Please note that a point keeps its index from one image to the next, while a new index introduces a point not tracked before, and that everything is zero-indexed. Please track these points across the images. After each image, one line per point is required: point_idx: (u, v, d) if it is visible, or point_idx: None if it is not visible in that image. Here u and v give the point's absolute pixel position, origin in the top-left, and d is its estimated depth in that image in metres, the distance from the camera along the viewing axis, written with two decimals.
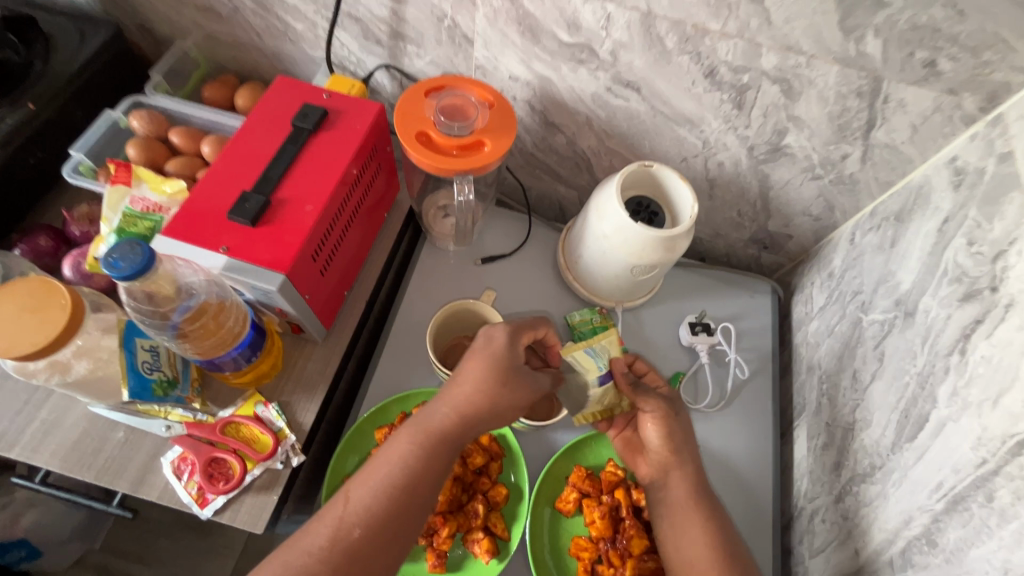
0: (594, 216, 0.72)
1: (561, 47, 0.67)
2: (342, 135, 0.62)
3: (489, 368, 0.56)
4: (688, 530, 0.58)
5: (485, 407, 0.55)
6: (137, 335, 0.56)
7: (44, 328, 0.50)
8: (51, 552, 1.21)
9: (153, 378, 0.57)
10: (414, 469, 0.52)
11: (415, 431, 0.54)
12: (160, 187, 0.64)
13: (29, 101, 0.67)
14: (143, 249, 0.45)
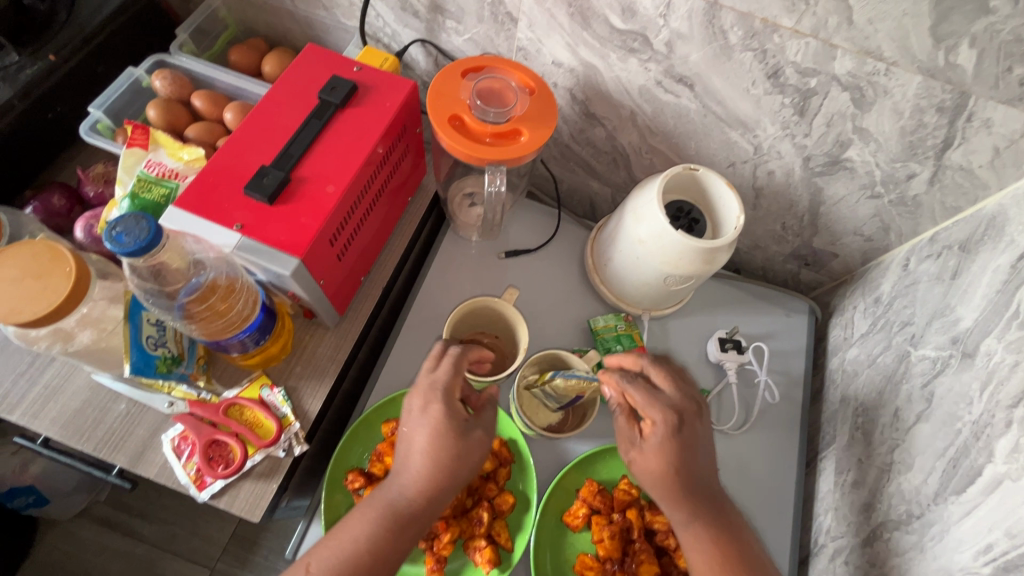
0: (629, 218, 0.67)
1: (612, 33, 0.62)
2: (371, 112, 0.58)
3: (435, 442, 0.52)
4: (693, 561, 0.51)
5: (447, 480, 0.52)
6: (140, 308, 0.53)
7: (46, 296, 0.47)
8: (57, 501, 1.28)
9: (157, 355, 0.54)
10: (377, 550, 0.49)
11: (379, 510, 0.51)
12: (178, 154, 0.61)
13: (52, 53, 0.65)
14: (149, 224, 0.42)
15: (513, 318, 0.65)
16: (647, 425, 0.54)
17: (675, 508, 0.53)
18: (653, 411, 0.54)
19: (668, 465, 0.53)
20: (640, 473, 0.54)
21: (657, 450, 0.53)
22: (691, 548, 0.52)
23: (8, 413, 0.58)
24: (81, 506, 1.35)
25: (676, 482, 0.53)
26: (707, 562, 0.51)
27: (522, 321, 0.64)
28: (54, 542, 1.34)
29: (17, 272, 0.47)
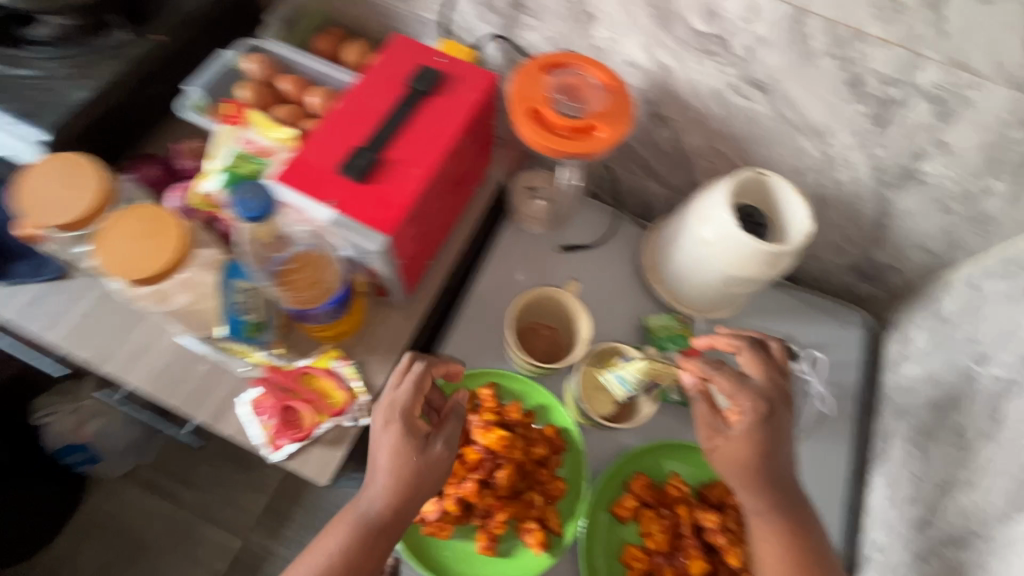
0: (694, 219, 0.68)
1: (692, 35, 0.63)
2: (455, 100, 0.60)
3: (398, 461, 0.53)
4: (764, 545, 0.54)
5: (413, 495, 0.54)
6: (236, 277, 0.56)
7: (163, 252, 0.51)
8: (109, 460, 1.37)
9: (245, 319, 0.57)
10: (352, 561, 0.53)
11: (349, 523, 0.54)
12: (269, 131, 0.64)
13: (156, 33, 0.69)
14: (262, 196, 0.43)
15: (575, 310, 0.67)
16: (735, 413, 0.56)
17: (749, 495, 0.55)
18: (744, 397, 0.56)
19: (754, 452, 0.54)
20: (720, 461, 0.56)
21: (745, 435, 0.55)
22: (763, 534, 0.54)
23: (103, 364, 0.62)
24: (130, 467, 1.44)
25: (757, 468, 0.54)
26: (776, 544, 0.54)
27: (585, 313, 0.65)
28: (101, 498, 1.43)
29: (133, 231, 0.51)
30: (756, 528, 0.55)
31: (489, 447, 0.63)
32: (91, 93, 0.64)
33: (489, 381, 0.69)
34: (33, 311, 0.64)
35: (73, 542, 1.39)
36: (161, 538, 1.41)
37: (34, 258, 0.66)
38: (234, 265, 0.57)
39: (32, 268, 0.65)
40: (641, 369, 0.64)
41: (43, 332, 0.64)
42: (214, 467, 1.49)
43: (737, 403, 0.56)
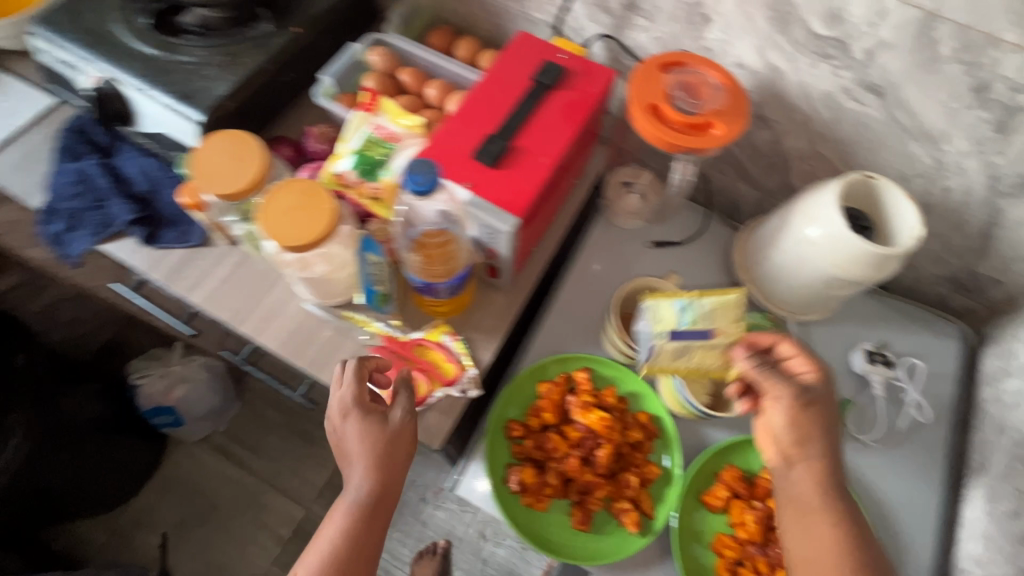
0: (799, 219, 0.69)
1: (810, 38, 0.64)
2: (577, 95, 0.63)
3: (366, 440, 0.57)
4: (815, 523, 0.53)
5: (390, 467, 0.57)
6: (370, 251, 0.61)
7: (314, 224, 0.56)
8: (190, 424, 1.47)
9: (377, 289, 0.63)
10: (351, 548, 0.54)
11: (342, 515, 0.55)
12: (398, 119, 0.69)
13: (295, 26, 0.75)
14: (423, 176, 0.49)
15: (678, 303, 0.68)
16: (808, 375, 0.57)
17: (808, 467, 0.55)
18: (808, 361, 0.58)
19: (819, 417, 0.56)
20: (789, 428, 0.56)
21: (817, 405, 0.56)
22: (810, 513, 0.53)
23: (239, 325, 0.69)
24: (206, 432, 1.53)
25: (822, 440, 0.56)
26: (828, 526, 0.53)
27: (688, 306, 0.67)
28: (180, 459, 1.54)
29: (289, 203, 0.57)
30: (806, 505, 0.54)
31: (590, 427, 0.67)
32: (241, 78, 0.71)
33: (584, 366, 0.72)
34: (177, 274, 0.71)
35: (152, 498, 1.50)
36: (231, 501, 1.50)
37: (179, 226, 0.73)
38: (368, 239, 0.61)
39: (177, 235, 0.72)
40: (705, 322, 0.63)
41: (186, 292, 0.70)
42: (282, 439, 1.57)
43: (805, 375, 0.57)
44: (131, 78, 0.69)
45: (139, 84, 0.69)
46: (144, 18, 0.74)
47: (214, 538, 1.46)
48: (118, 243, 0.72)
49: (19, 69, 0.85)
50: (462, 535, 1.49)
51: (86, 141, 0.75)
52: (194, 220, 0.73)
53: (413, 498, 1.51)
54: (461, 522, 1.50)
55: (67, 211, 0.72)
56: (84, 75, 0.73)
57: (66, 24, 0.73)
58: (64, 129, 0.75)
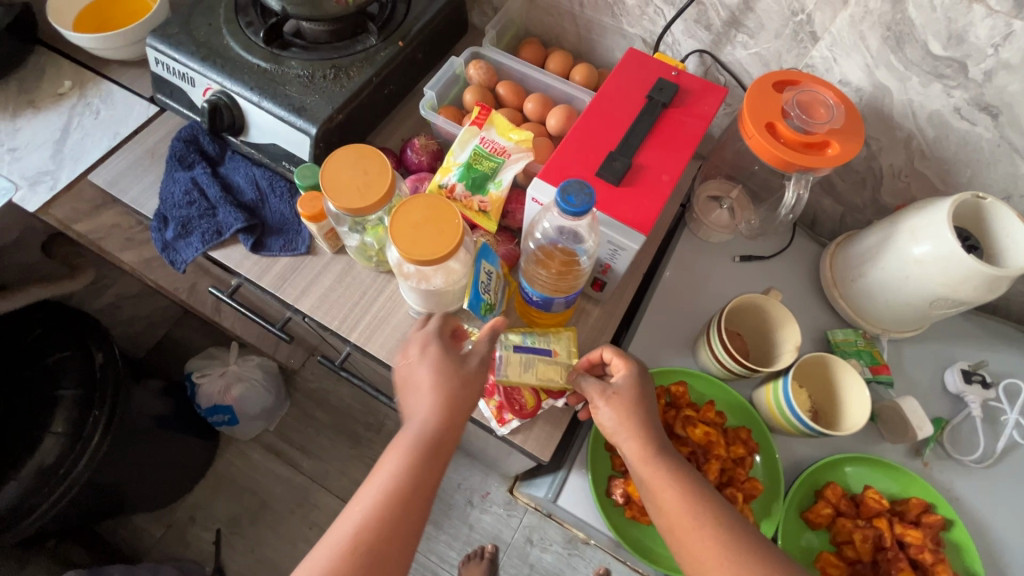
0: (904, 237, 0.69)
1: (926, 58, 0.64)
2: (692, 113, 0.64)
3: (437, 379, 0.57)
4: (660, 492, 0.53)
5: (458, 404, 0.56)
6: (483, 260, 0.64)
7: (444, 240, 0.57)
8: (244, 423, 1.48)
9: (485, 298, 0.64)
10: (410, 483, 0.52)
11: (406, 445, 0.54)
12: (508, 133, 0.70)
13: (399, 41, 0.77)
14: (593, 191, 0.47)
15: (781, 320, 0.69)
16: (616, 368, 0.59)
17: (629, 447, 0.56)
18: (623, 358, 0.60)
19: (634, 403, 0.57)
20: (607, 419, 0.57)
21: (624, 394, 0.58)
22: (657, 485, 0.54)
23: (347, 333, 0.70)
24: (257, 431, 1.54)
25: (641, 423, 0.57)
26: (675, 494, 0.53)
27: (794, 323, 0.68)
28: (232, 457, 1.54)
29: (421, 217, 0.58)
30: (654, 490, 0.54)
31: (697, 442, 0.68)
32: (350, 92, 0.73)
33: (680, 379, 0.73)
34: (284, 282, 0.73)
35: (204, 495, 1.50)
36: (281, 500, 1.50)
37: (285, 234, 0.75)
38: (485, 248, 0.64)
39: (284, 243, 0.74)
40: (545, 343, 0.65)
41: (294, 300, 0.72)
42: (331, 440, 1.58)
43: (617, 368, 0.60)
44: (246, 90, 0.72)
45: (253, 96, 0.71)
46: (254, 31, 0.76)
47: (266, 536, 1.46)
48: (226, 249, 0.74)
49: (122, 79, 0.88)
50: (509, 540, 1.45)
51: (195, 150, 0.77)
52: (300, 229, 0.75)
53: (460, 502, 1.48)
54: (509, 526, 1.46)
55: (177, 218, 0.73)
56: (197, 87, 0.75)
57: (179, 37, 0.75)
58: (175, 138, 0.77)
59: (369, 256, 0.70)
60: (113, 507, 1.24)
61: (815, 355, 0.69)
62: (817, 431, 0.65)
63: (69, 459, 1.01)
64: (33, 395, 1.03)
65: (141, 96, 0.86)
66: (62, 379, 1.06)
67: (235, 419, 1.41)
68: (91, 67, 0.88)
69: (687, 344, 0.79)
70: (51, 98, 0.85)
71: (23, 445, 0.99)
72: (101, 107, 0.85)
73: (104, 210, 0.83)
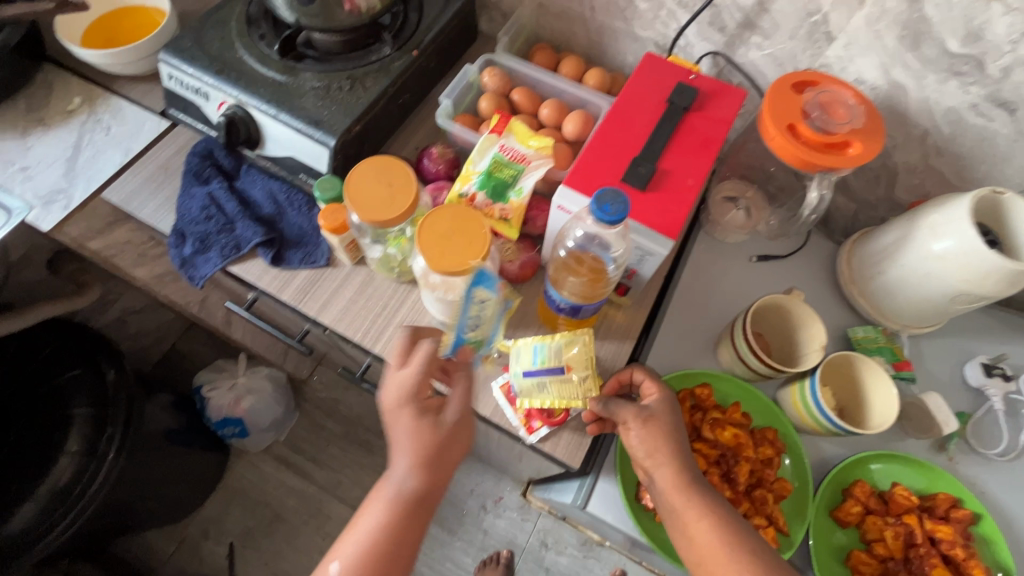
0: (924, 234, 0.69)
1: (943, 56, 0.65)
2: (712, 116, 0.65)
3: (428, 442, 0.56)
4: (692, 522, 0.54)
5: (437, 467, 0.56)
6: (474, 300, 0.57)
7: (472, 250, 0.57)
8: (255, 435, 1.46)
9: (468, 337, 0.61)
10: (389, 543, 0.55)
11: (386, 506, 0.56)
12: (527, 141, 0.70)
13: (414, 49, 0.77)
14: (627, 199, 0.48)
15: (804, 319, 0.70)
16: (651, 394, 0.61)
17: (662, 475, 0.56)
18: (655, 384, 0.61)
19: (669, 428, 0.58)
20: (642, 445, 0.58)
21: (660, 421, 0.58)
22: (691, 515, 0.54)
23: (371, 345, 0.70)
24: (267, 443, 1.53)
25: (675, 450, 0.57)
26: (706, 525, 0.53)
27: (819, 323, 0.68)
28: (243, 470, 1.53)
29: (447, 228, 0.58)
30: (686, 520, 0.54)
31: (726, 444, 0.68)
32: (367, 102, 0.72)
33: (705, 381, 0.73)
34: (306, 295, 0.72)
35: (216, 509, 1.48)
36: (295, 511, 1.49)
37: (304, 247, 0.74)
38: (482, 272, 0.56)
39: (303, 256, 0.73)
40: (556, 360, 0.63)
41: (316, 313, 0.72)
42: (342, 449, 1.57)
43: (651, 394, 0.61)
44: (262, 104, 0.71)
45: (270, 109, 0.71)
46: (267, 43, 0.76)
47: (281, 549, 1.44)
48: (245, 264, 0.73)
49: (131, 93, 0.87)
50: (525, 543, 1.44)
51: (211, 165, 0.77)
52: (319, 241, 0.74)
53: (474, 507, 1.47)
54: (523, 530, 1.45)
55: (196, 234, 0.73)
56: (211, 102, 0.75)
57: (192, 51, 0.75)
58: (191, 153, 0.77)
59: (391, 266, 0.70)
60: (125, 523, 1.20)
61: (839, 354, 0.69)
62: (847, 431, 0.65)
63: (82, 482, 0.99)
64: (49, 415, 1.02)
65: (152, 110, 0.86)
66: (74, 399, 1.04)
67: (246, 431, 1.40)
68: (100, 83, 0.88)
69: (709, 346, 0.79)
70: (61, 116, 0.84)
71: (37, 466, 0.98)
72: (112, 124, 0.84)
73: (116, 226, 0.82)
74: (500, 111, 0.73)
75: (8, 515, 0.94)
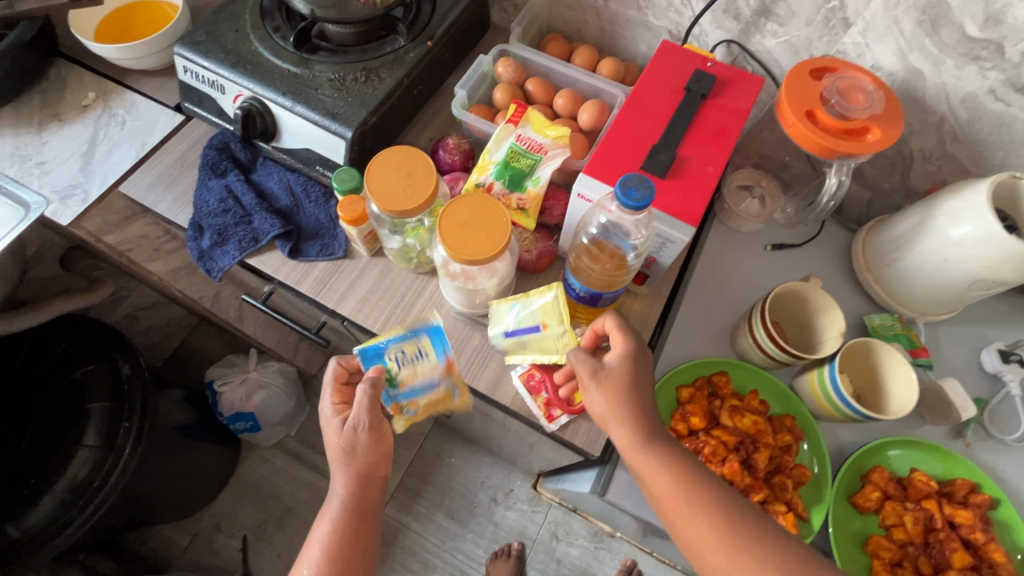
0: (942, 220, 0.69)
1: (961, 40, 0.64)
2: (730, 103, 0.65)
3: (345, 448, 0.59)
4: (653, 480, 0.55)
5: (359, 473, 0.59)
6: (401, 340, 0.62)
7: (494, 239, 0.58)
8: (266, 430, 1.47)
9: (387, 356, 0.62)
10: (334, 556, 0.57)
11: (331, 523, 0.59)
12: (544, 130, 0.69)
13: (428, 40, 0.77)
14: (653, 185, 0.49)
15: (824, 306, 0.70)
16: (610, 348, 0.58)
17: (621, 434, 0.56)
18: (619, 334, 0.59)
19: (629, 384, 0.57)
20: (599, 404, 0.57)
21: (617, 377, 0.57)
22: (650, 472, 0.55)
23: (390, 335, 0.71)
24: (278, 437, 1.53)
25: (634, 407, 0.57)
26: (667, 482, 0.55)
27: (838, 309, 0.68)
28: (255, 464, 1.53)
29: (470, 217, 0.59)
30: (647, 476, 0.56)
31: (745, 431, 0.68)
32: (383, 93, 0.73)
33: (722, 370, 0.73)
34: (324, 287, 0.73)
35: (229, 503, 1.49)
36: (307, 505, 1.50)
37: (321, 239, 0.74)
38: (435, 329, 0.63)
39: (321, 248, 0.74)
40: (531, 319, 0.63)
41: (335, 305, 0.72)
42: None
43: (614, 348, 0.59)
44: (278, 96, 0.71)
45: (286, 102, 0.71)
46: (282, 36, 0.76)
47: (295, 542, 1.45)
48: (263, 256, 0.74)
49: (145, 88, 0.87)
50: (535, 535, 1.45)
51: (227, 158, 0.77)
52: (336, 233, 0.75)
53: (484, 500, 1.47)
54: (534, 522, 1.46)
55: (213, 227, 0.73)
56: (227, 95, 0.75)
57: (207, 44, 0.75)
58: (207, 147, 0.77)
59: (409, 257, 0.70)
60: (139, 517, 1.21)
61: (861, 341, 0.69)
62: (866, 417, 0.65)
63: (101, 474, 0.99)
64: (66, 410, 1.03)
65: (166, 105, 0.86)
66: (89, 393, 1.04)
67: (257, 426, 1.41)
68: (114, 78, 0.88)
69: (725, 335, 0.79)
70: (76, 111, 0.85)
71: (56, 460, 0.99)
72: (126, 118, 0.84)
73: (133, 220, 0.82)
74: (516, 101, 0.73)
75: (28, 508, 0.96)
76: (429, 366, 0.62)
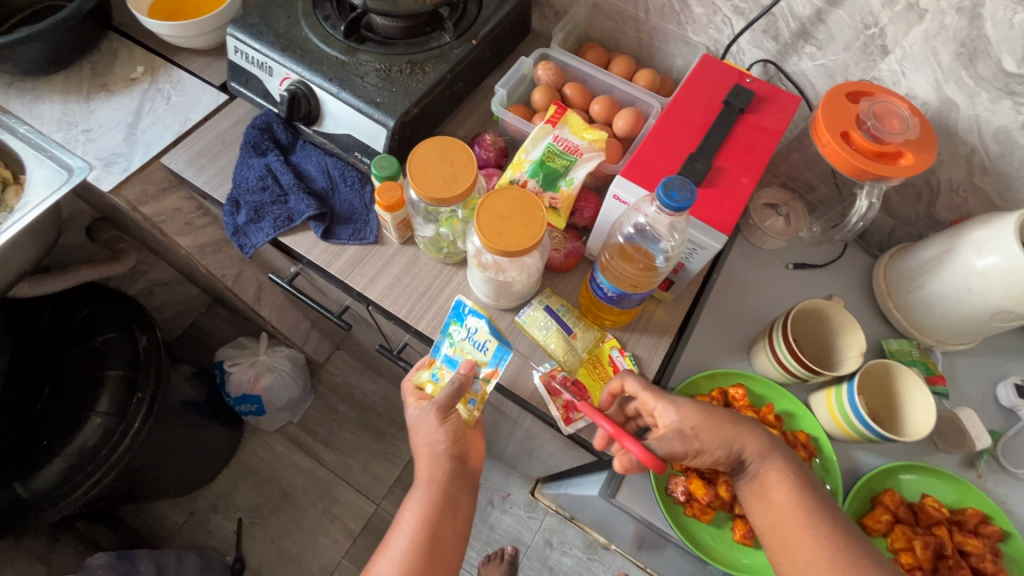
0: (968, 249, 0.69)
1: (998, 74, 0.65)
2: (766, 119, 0.66)
3: (429, 440, 0.62)
4: (774, 490, 0.59)
5: (451, 465, 0.61)
6: (483, 324, 0.67)
7: (530, 232, 0.59)
8: (270, 414, 1.45)
9: (488, 344, 0.66)
10: (430, 521, 0.59)
11: (421, 497, 0.60)
12: (581, 133, 0.70)
13: (474, 39, 0.79)
14: (694, 189, 0.52)
15: (846, 324, 0.71)
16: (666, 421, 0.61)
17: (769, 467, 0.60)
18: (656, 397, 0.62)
19: (705, 437, 0.60)
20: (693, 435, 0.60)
21: (693, 420, 0.60)
22: (774, 483, 0.59)
23: (414, 322, 0.72)
24: (282, 423, 1.51)
25: (731, 425, 0.61)
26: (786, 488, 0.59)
27: (858, 327, 0.69)
28: (256, 448, 1.50)
29: (506, 209, 0.60)
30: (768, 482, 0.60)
31: None
32: (426, 86, 0.74)
33: (736, 381, 0.74)
34: (353, 270, 0.74)
35: (226, 484, 1.46)
36: (304, 492, 1.46)
37: (354, 224, 0.76)
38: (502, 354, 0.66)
39: (352, 232, 0.75)
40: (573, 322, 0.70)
41: (363, 288, 0.73)
42: (354, 434, 1.55)
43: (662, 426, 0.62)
44: (325, 81, 0.73)
45: (332, 87, 0.73)
46: (332, 24, 0.78)
47: (289, 529, 1.41)
48: (296, 236, 0.75)
49: (192, 66, 0.90)
50: (529, 541, 1.44)
51: (269, 138, 0.79)
52: (368, 219, 0.76)
53: (480, 501, 1.47)
54: (529, 528, 1.45)
55: (251, 204, 0.75)
56: (274, 77, 0.77)
57: (259, 27, 0.77)
58: (250, 126, 0.79)
59: (439, 247, 0.72)
60: (137, 491, 1.20)
61: (880, 362, 0.70)
62: (884, 438, 0.66)
63: (112, 442, 0.99)
64: (84, 375, 1.03)
65: (211, 84, 0.88)
66: (108, 359, 1.04)
67: (263, 408, 1.40)
68: (163, 55, 0.90)
69: (743, 348, 0.80)
70: (124, 83, 0.87)
71: (68, 424, 0.99)
72: (172, 93, 0.86)
73: (168, 192, 0.84)
74: (555, 103, 0.75)
75: (39, 467, 0.96)
76: (482, 359, 0.66)
